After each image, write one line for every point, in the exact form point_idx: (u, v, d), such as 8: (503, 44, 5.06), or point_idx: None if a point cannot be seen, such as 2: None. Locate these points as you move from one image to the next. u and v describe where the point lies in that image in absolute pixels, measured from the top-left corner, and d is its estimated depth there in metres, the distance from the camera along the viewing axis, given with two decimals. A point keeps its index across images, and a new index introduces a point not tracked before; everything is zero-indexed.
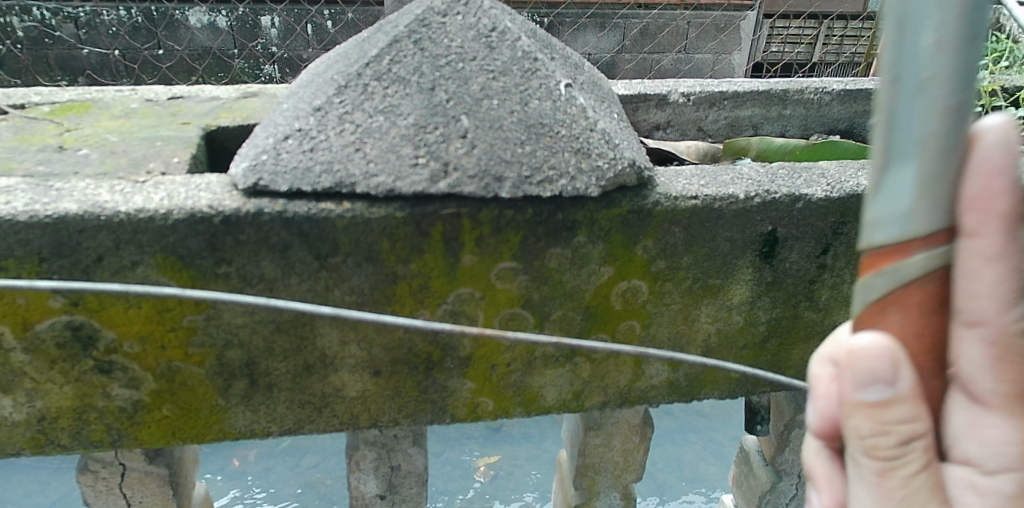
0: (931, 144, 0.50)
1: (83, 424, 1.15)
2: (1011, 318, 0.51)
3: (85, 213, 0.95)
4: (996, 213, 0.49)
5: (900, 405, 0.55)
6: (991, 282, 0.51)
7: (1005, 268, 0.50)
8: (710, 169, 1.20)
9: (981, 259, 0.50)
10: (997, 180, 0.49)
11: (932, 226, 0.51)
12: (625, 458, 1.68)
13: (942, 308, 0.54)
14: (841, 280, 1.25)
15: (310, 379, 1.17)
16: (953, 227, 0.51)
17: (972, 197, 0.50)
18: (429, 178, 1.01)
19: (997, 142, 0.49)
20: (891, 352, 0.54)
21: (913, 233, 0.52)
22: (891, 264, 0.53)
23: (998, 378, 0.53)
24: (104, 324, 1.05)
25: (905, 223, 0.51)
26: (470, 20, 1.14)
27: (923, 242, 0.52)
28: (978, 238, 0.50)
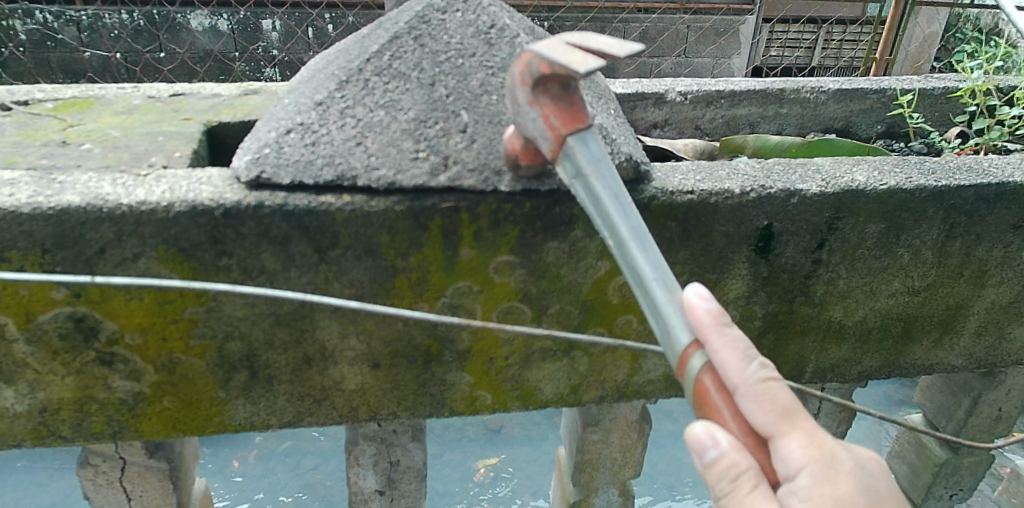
0: (670, 304, 0.71)
1: (84, 415, 1.16)
2: (751, 377, 0.65)
3: (88, 205, 0.96)
4: (709, 327, 0.68)
5: (726, 457, 0.64)
6: (730, 353, 0.66)
7: (727, 345, 0.67)
8: (706, 164, 1.21)
9: (722, 348, 0.67)
10: (698, 311, 0.68)
11: (682, 344, 0.69)
12: (623, 455, 1.68)
13: (722, 386, 0.67)
14: (836, 276, 1.26)
15: (310, 371, 1.18)
16: (697, 341, 0.69)
17: (701, 325, 0.68)
18: (429, 171, 1.02)
19: (699, 303, 0.69)
20: (706, 429, 0.65)
21: (680, 348, 0.69)
22: (684, 373, 0.69)
23: (764, 410, 0.64)
24: (105, 316, 1.06)
25: (674, 340, 0.70)
26: (470, 17, 1.16)
27: (690, 350, 0.69)
28: (713, 348, 0.67)
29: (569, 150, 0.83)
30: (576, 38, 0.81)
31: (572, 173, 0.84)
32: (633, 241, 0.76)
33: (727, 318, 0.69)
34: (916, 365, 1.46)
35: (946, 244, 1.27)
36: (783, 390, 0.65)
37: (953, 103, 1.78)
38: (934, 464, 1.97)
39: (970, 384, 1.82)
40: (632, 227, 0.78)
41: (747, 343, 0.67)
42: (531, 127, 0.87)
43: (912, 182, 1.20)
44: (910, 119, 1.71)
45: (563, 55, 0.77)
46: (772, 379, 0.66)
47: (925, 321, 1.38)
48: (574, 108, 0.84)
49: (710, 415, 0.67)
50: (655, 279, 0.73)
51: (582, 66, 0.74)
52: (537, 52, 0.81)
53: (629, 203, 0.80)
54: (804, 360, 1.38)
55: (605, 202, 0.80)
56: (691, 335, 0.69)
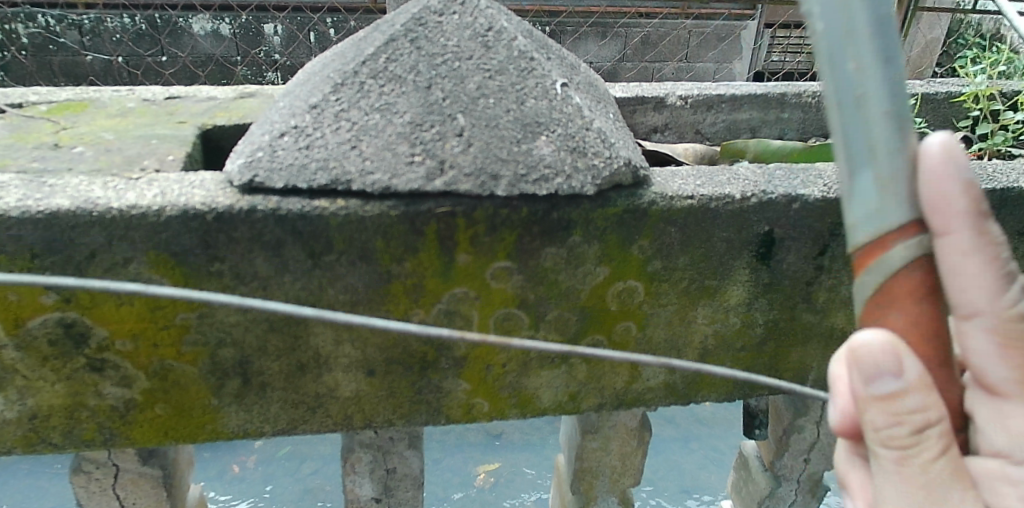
0: (901, 152, 0.55)
1: (75, 422, 1.15)
2: (1001, 308, 0.60)
3: (78, 209, 0.95)
4: (957, 216, 0.56)
5: (913, 394, 0.61)
6: (977, 272, 0.58)
7: (972, 241, 0.57)
8: (706, 169, 1.19)
9: (958, 253, 0.57)
10: (948, 182, 0.56)
11: (894, 221, 0.56)
12: (623, 463, 1.66)
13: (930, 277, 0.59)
14: (839, 282, 1.24)
15: (303, 378, 1.16)
16: (914, 223, 0.57)
17: (941, 208, 0.56)
18: (425, 175, 1.00)
19: (944, 166, 0.56)
20: (887, 345, 0.60)
21: (886, 228, 0.56)
22: (876, 263, 0.58)
23: (1010, 364, 0.63)
24: (96, 321, 1.04)
25: (883, 218, 0.56)
26: (467, 20, 1.14)
27: (899, 235, 0.57)
28: (951, 239, 0.57)
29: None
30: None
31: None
32: (873, 43, 0.54)
33: (988, 209, 0.58)
34: None
35: None
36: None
37: (956, 108, 1.76)
38: None
39: None
40: (878, 21, 0.54)
41: (1003, 258, 0.59)
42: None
43: None
44: (914, 124, 1.70)
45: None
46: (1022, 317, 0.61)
47: None
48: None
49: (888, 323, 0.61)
50: (891, 112, 0.54)
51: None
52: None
53: (888, 20, 0.55)
54: (807, 368, 1.36)
55: (863, 34, 0.54)
56: (908, 214, 0.56)
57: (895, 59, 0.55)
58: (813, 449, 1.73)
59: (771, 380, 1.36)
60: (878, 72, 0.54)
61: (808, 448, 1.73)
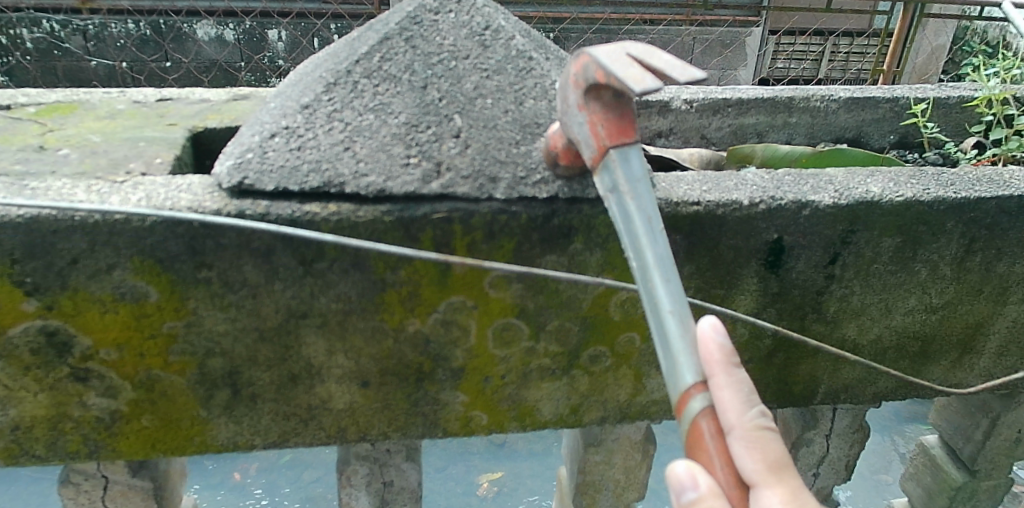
0: (682, 338, 0.69)
1: (58, 434, 1.10)
2: (748, 422, 0.63)
3: (58, 213, 0.91)
4: (717, 365, 0.65)
5: (703, 502, 0.60)
6: (734, 397, 0.64)
7: (731, 385, 0.64)
8: (713, 174, 1.15)
9: (727, 388, 0.64)
10: (711, 346, 0.66)
11: (686, 383, 0.67)
12: (627, 476, 1.62)
13: (717, 434, 0.64)
14: (850, 292, 1.20)
15: (295, 390, 1.12)
16: (702, 382, 0.66)
17: (711, 361, 0.66)
18: (421, 178, 0.97)
19: (713, 335, 0.67)
20: (686, 469, 0.62)
21: (682, 387, 0.67)
22: (681, 414, 0.67)
23: (754, 458, 0.62)
24: (79, 330, 1.00)
25: (677, 377, 0.68)
26: (464, 18, 1.10)
27: (691, 391, 0.67)
28: (719, 390, 0.64)
29: (610, 162, 0.81)
30: (639, 49, 0.76)
31: (607, 186, 0.82)
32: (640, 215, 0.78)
33: (737, 358, 0.66)
34: (934, 386, 1.40)
35: (965, 259, 1.21)
36: (776, 442, 0.63)
37: (969, 113, 1.72)
38: (950, 487, 1.90)
39: (988, 405, 1.74)
40: (633, 180, 0.80)
41: (751, 389, 0.65)
42: (577, 131, 0.86)
43: (930, 194, 1.14)
44: (926, 129, 1.66)
45: (658, 54, 0.73)
46: (767, 430, 0.63)
47: (942, 341, 1.32)
48: (623, 119, 0.81)
49: (697, 457, 0.65)
50: (669, 311, 0.71)
51: (640, 83, 0.70)
52: (595, 57, 0.78)
53: (660, 226, 0.78)
54: (816, 380, 1.31)
55: (637, 222, 0.78)
56: (696, 376, 0.67)
57: (675, 277, 0.74)
58: (822, 464, 1.69)
59: (780, 393, 1.31)
60: (662, 283, 0.73)
61: (817, 462, 1.68)
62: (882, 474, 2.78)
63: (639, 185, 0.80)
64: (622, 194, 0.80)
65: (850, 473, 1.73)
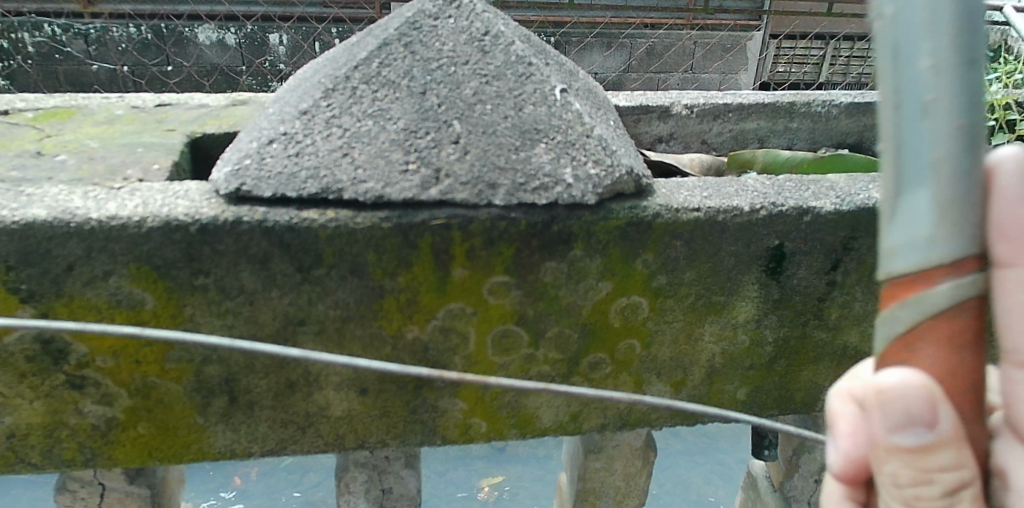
0: (948, 164, 0.45)
1: (53, 441, 1.09)
2: None
3: (54, 219, 0.90)
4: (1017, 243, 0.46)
5: (947, 444, 0.50)
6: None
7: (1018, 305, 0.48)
8: (714, 180, 1.14)
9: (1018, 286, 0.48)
10: (1016, 207, 0.46)
11: (959, 253, 0.46)
12: (627, 483, 1.61)
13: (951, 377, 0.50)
14: (852, 298, 1.19)
15: (293, 397, 1.11)
16: (977, 257, 0.47)
17: (1004, 236, 0.46)
18: (420, 184, 0.97)
19: (1010, 178, 0.46)
20: (920, 383, 0.49)
21: (952, 254, 0.46)
22: (915, 299, 0.48)
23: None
24: (75, 337, 1.00)
25: (936, 260, 0.46)
26: (463, 23, 1.10)
27: (953, 270, 0.47)
28: (1007, 281, 0.47)
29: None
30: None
31: None
32: None
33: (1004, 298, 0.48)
34: None
35: None
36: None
37: None
38: None
39: None
40: None
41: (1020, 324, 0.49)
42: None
43: None
44: None
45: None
46: None
47: None
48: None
49: (930, 370, 0.50)
50: (942, 160, 0.45)
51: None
52: None
53: None
54: (818, 387, 1.30)
55: None
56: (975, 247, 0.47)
57: (973, 63, 0.45)
58: None
59: (781, 400, 1.31)
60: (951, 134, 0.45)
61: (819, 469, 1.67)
62: None
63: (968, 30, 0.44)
64: None
65: None
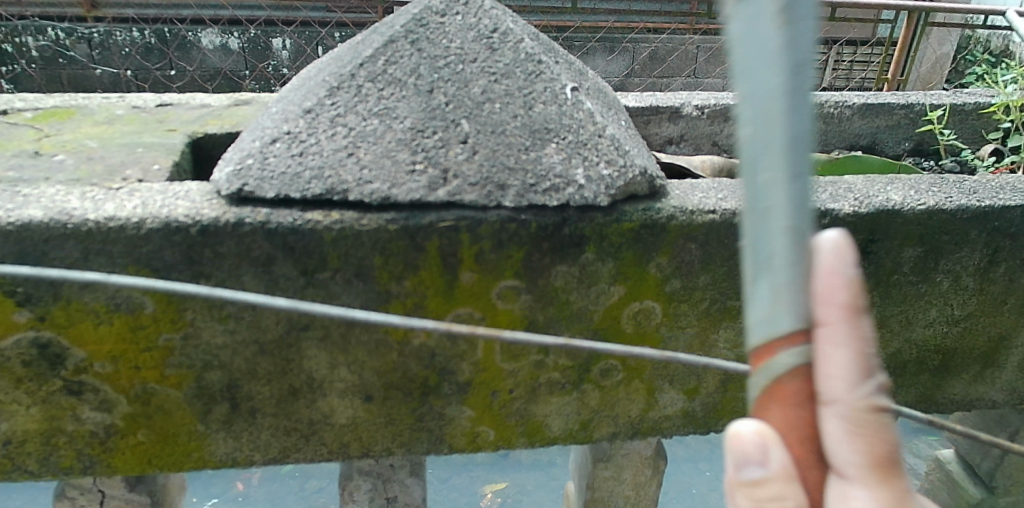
0: (791, 281, 0.44)
1: (51, 448, 1.06)
2: (860, 398, 0.45)
3: (52, 220, 0.87)
4: (835, 317, 0.45)
5: (774, 484, 0.47)
6: (849, 361, 0.45)
7: (850, 341, 0.45)
8: (728, 182, 1.11)
9: (842, 348, 0.45)
10: (837, 282, 0.44)
11: (783, 331, 0.45)
12: (637, 492, 1.57)
13: (807, 401, 0.47)
14: (870, 303, 1.16)
15: (296, 404, 1.08)
16: (806, 331, 0.45)
17: (824, 304, 0.45)
18: (428, 184, 0.94)
19: (836, 262, 0.45)
20: (760, 438, 0.47)
21: (769, 335, 0.46)
22: (762, 366, 0.47)
23: (854, 448, 0.46)
24: (73, 341, 0.97)
25: (772, 319, 0.45)
26: (471, 20, 1.07)
27: (785, 342, 0.45)
28: (829, 348, 0.45)
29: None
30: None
31: None
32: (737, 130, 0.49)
33: (863, 298, 0.46)
34: (954, 401, 1.35)
35: (988, 270, 1.17)
36: (885, 426, 0.47)
37: (985, 119, 1.68)
38: (967, 503, 1.85)
39: (1007, 419, 1.70)
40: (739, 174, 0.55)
41: (870, 352, 0.46)
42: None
43: (952, 202, 1.10)
44: (941, 136, 1.62)
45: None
46: (884, 412, 0.46)
47: (965, 354, 1.27)
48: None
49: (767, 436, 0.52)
50: (783, 223, 0.43)
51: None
52: None
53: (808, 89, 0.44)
54: None
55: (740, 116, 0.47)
56: (806, 326, 0.45)
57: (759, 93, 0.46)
58: None
59: None
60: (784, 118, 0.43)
61: None
62: None
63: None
64: None
65: None
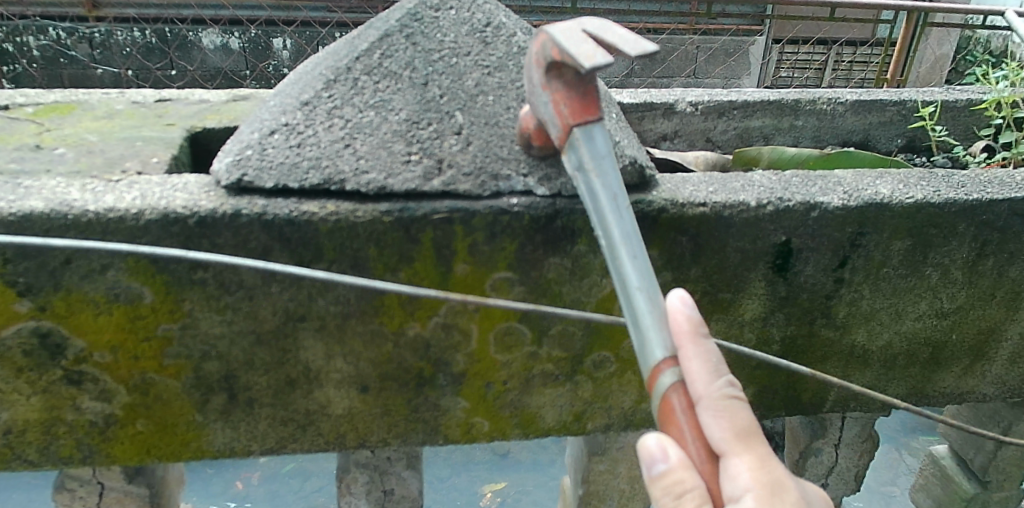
0: (650, 313, 0.68)
1: (51, 438, 1.08)
2: (718, 392, 0.62)
3: (52, 211, 0.89)
4: (685, 337, 0.65)
5: (674, 474, 0.60)
6: (701, 366, 0.63)
7: (700, 357, 0.64)
8: (719, 175, 1.13)
9: (694, 360, 0.64)
10: (680, 318, 0.66)
11: (655, 359, 0.66)
12: (632, 486, 1.59)
13: (688, 408, 0.63)
14: (860, 296, 1.17)
15: (293, 395, 1.10)
16: (671, 357, 0.66)
17: (678, 333, 0.65)
18: (422, 175, 0.96)
19: (681, 309, 0.66)
20: (659, 442, 0.62)
21: (651, 363, 0.66)
22: (652, 386, 0.66)
23: (721, 426, 0.61)
24: (73, 331, 0.98)
25: (646, 353, 0.67)
26: (465, 15, 1.09)
27: (662, 366, 0.65)
28: (686, 361, 0.64)
29: (575, 141, 0.81)
30: (596, 26, 0.77)
31: (574, 163, 0.82)
32: (609, 205, 0.77)
33: (705, 329, 0.66)
34: (944, 394, 1.37)
35: (977, 263, 1.18)
36: (746, 413, 0.62)
37: (977, 116, 1.70)
38: (960, 498, 1.87)
39: (999, 415, 1.71)
40: (625, 230, 0.75)
41: (721, 360, 0.64)
42: (544, 112, 0.85)
43: (941, 196, 1.11)
44: (934, 132, 1.64)
45: (614, 31, 0.75)
46: (736, 399, 0.62)
47: (955, 347, 1.29)
48: (586, 98, 0.80)
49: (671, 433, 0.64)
50: (635, 288, 0.70)
51: (590, 59, 0.71)
52: (552, 35, 0.79)
53: (625, 203, 0.78)
54: (825, 388, 1.29)
55: (603, 201, 0.78)
56: (665, 351, 0.66)
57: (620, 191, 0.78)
58: (831, 474, 1.66)
59: (787, 400, 1.29)
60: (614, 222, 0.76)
61: (826, 472, 1.65)
62: (890, 486, 2.73)
63: (604, 162, 0.80)
64: (587, 172, 0.79)
65: (860, 484, 1.69)
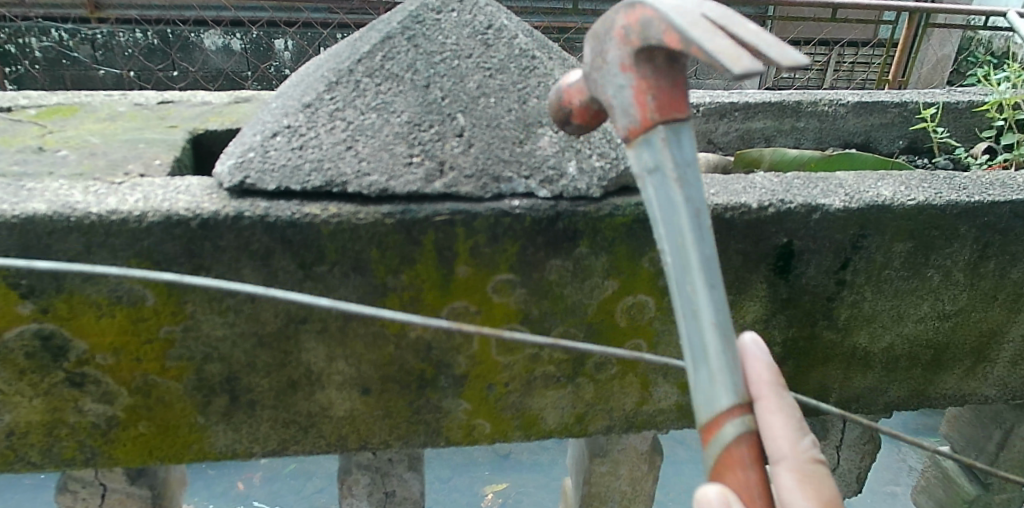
0: (723, 355, 0.62)
1: (54, 440, 1.08)
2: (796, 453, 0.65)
3: (55, 214, 0.89)
4: (767, 387, 0.66)
5: None
6: (783, 423, 0.65)
7: (781, 412, 0.65)
8: (721, 177, 1.13)
9: (776, 414, 0.65)
10: (759, 366, 0.67)
11: (722, 404, 0.62)
12: (633, 488, 1.59)
13: (754, 461, 0.62)
14: (861, 298, 1.17)
15: (294, 396, 1.10)
16: (739, 405, 0.63)
17: (758, 381, 0.66)
18: (424, 177, 0.96)
19: (759, 354, 0.68)
20: (721, 494, 0.60)
21: (717, 409, 0.62)
22: (713, 437, 0.63)
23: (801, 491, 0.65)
24: (76, 333, 0.99)
25: (712, 398, 0.63)
26: (466, 17, 1.09)
27: (727, 415, 0.62)
28: (768, 414, 0.65)
29: (654, 139, 0.64)
30: (718, 14, 0.62)
31: (646, 164, 0.65)
32: (689, 222, 0.63)
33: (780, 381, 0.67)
34: (946, 396, 1.37)
35: (979, 265, 1.18)
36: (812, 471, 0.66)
37: (978, 117, 1.70)
38: (962, 500, 1.86)
39: (1002, 417, 1.71)
40: (705, 255, 0.63)
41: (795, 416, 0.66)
42: (612, 96, 0.68)
43: (942, 198, 1.11)
44: (935, 133, 1.64)
45: (744, 25, 0.60)
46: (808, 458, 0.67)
47: (956, 349, 1.29)
48: (676, 92, 0.64)
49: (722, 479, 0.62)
50: (713, 327, 0.62)
51: (738, 61, 0.54)
52: (662, 12, 0.61)
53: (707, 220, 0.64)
54: (827, 390, 1.29)
55: (682, 215, 0.63)
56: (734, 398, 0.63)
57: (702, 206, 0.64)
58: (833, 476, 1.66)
59: None
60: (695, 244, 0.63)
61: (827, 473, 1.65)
62: (891, 487, 2.73)
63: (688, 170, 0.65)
64: (668, 177, 0.64)
65: (861, 485, 1.69)
